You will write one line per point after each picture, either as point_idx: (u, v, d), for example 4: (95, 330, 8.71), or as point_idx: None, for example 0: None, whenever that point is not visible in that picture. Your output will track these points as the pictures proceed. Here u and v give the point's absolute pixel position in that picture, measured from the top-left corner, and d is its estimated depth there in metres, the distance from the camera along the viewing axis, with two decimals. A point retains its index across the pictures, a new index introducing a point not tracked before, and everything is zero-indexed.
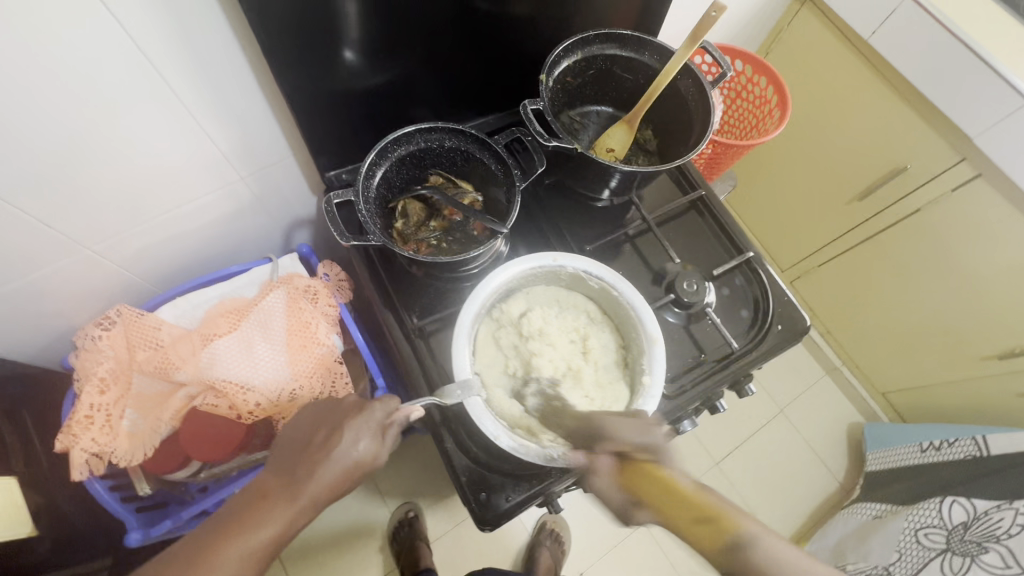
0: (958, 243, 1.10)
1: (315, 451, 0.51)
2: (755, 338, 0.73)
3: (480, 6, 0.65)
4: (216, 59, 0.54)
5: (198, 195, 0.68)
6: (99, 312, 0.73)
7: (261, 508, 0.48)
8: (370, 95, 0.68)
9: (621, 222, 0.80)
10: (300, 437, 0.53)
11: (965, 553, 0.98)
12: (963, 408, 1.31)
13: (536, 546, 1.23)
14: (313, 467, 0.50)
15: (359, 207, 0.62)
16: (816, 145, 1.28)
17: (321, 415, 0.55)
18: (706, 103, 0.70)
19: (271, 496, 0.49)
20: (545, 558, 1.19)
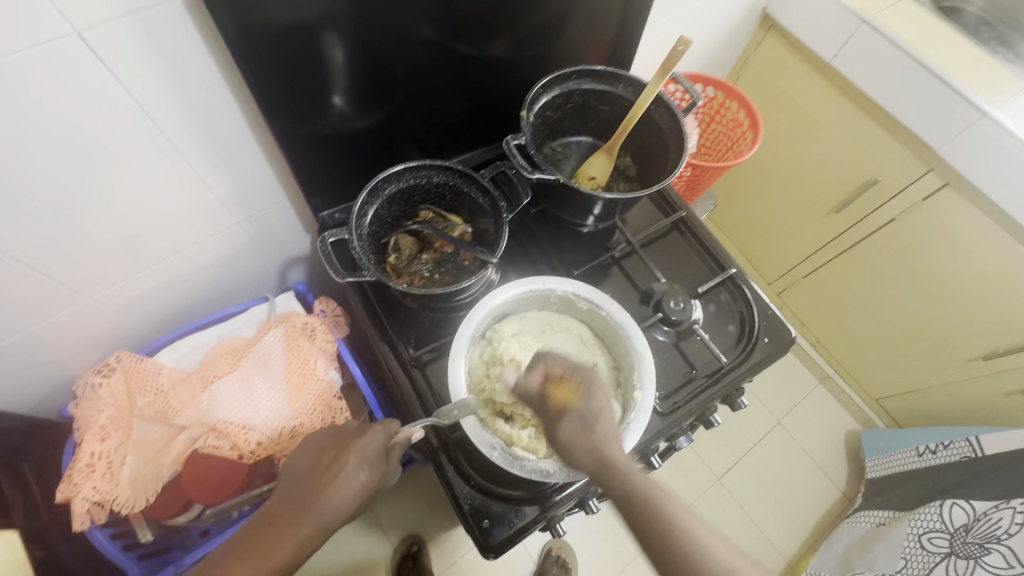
0: (933, 250, 1.14)
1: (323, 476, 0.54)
2: (744, 352, 0.75)
3: (461, 50, 0.69)
4: (215, 112, 0.57)
5: (196, 240, 0.70)
6: (98, 360, 0.73)
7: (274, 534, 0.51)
8: (360, 136, 0.72)
9: (607, 246, 0.83)
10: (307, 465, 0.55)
11: (969, 556, 0.97)
12: (955, 410, 1.33)
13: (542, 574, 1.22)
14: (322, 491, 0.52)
15: (353, 245, 0.64)
16: (790, 162, 1.33)
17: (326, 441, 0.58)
18: (680, 130, 0.74)
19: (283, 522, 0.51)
20: None
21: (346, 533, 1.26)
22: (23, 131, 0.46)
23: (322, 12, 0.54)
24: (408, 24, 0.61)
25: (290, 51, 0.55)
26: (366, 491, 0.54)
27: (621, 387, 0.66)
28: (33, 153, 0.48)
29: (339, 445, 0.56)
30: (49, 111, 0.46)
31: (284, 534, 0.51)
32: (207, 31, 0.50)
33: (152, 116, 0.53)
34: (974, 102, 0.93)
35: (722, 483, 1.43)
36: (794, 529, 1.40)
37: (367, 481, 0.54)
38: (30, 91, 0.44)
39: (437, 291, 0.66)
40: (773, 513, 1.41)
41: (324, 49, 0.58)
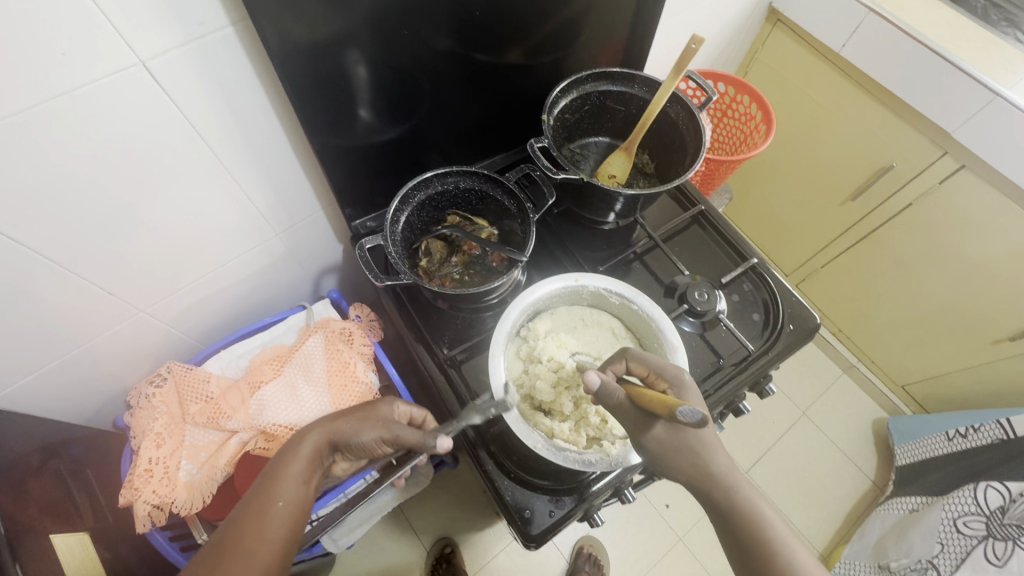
0: (952, 233, 1.14)
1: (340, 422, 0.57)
2: (769, 340, 0.77)
3: (481, 59, 0.72)
4: (258, 132, 0.61)
5: (239, 253, 0.73)
6: (148, 372, 0.77)
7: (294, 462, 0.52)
8: (388, 147, 0.75)
9: (629, 242, 0.85)
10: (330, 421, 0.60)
11: (1007, 537, 0.96)
12: (984, 393, 1.32)
13: (576, 572, 1.23)
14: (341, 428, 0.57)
15: (389, 251, 0.67)
16: (803, 154, 1.34)
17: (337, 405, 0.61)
18: (696, 126, 0.76)
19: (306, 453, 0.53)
20: None
21: (380, 536, 1.29)
22: (92, 158, 0.50)
23: (352, 30, 0.57)
24: (431, 37, 0.64)
25: (325, 68, 0.59)
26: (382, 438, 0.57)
27: None
28: (99, 178, 0.52)
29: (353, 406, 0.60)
30: (115, 139, 0.50)
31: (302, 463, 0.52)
32: (251, 55, 0.53)
33: (203, 139, 0.56)
34: (987, 83, 0.94)
35: (750, 476, 1.43)
36: (825, 520, 1.39)
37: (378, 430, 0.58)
38: (99, 122, 0.48)
39: (469, 291, 0.69)
40: (803, 505, 1.41)
41: (351, 64, 0.61)
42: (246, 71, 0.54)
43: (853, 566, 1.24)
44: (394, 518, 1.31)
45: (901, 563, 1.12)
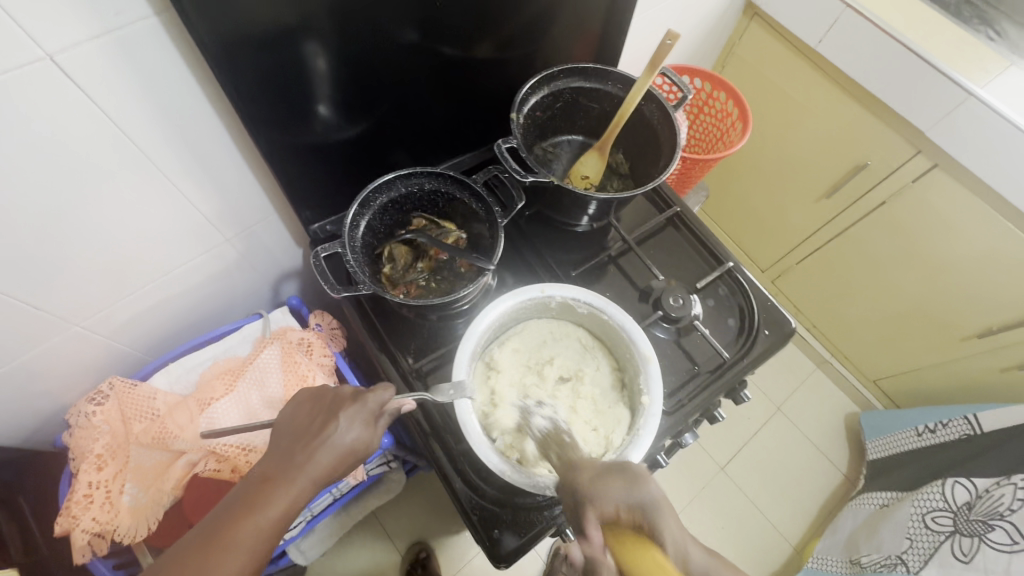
0: (925, 232, 1.15)
1: (311, 442, 0.51)
2: (745, 346, 0.75)
3: (447, 52, 0.68)
4: (196, 128, 0.56)
5: (186, 260, 0.68)
6: (92, 386, 0.72)
7: (259, 497, 0.49)
8: (347, 146, 0.70)
9: (603, 246, 0.83)
10: (299, 424, 0.53)
11: (974, 533, 0.98)
12: (952, 389, 1.34)
13: (552, 574, 1.22)
14: (307, 450, 0.50)
15: (347, 259, 0.63)
16: (779, 151, 1.33)
17: (317, 398, 0.55)
18: (671, 125, 0.73)
19: (273, 484, 0.49)
20: None
21: (352, 543, 1.25)
22: (5, 163, 0.45)
23: (303, 19, 0.53)
24: (391, 30, 0.60)
25: (272, 62, 0.54)
26: (353, 453, 0.52)
27: (627, 387, 0.67)
28: (16, 185, 0.47)
29: (330, 406, 0.53)
30: (30, 141, 0.45)
31: (266, 501, 0.48)
32: (185, 44, 0.48)
33: (132, 138, 0.51)
34: (960, 82, 0.93)
35: (726, 472, 1.44)
36: (798, 515, 1.41)
37: (354, 443, 0.51)
38: (8, 122, 0.43)
39: (434, 301, 0.65)
40: (778, 500, 1.42)
41: (308, 57, 0.56)
42: (176, 59, 0.49)
43: (826, 560, 1.25)
44: (366, 524, 1.27)
45: (872, 559, 1.13)
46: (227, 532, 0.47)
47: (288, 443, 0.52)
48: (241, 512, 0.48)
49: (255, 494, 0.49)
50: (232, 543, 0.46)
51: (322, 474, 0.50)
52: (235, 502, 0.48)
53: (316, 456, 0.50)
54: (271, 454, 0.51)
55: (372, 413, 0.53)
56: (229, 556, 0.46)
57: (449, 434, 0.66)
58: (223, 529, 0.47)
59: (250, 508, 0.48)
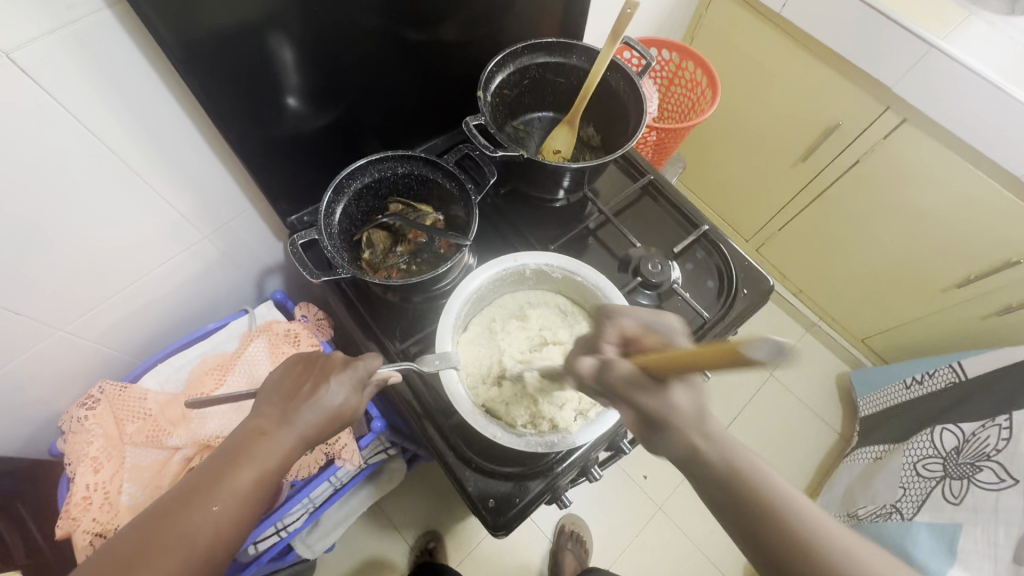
0: (900, 187, 1.16)
1: (302, 400, 0.51)
2: (725, 306, 0.77)
3: (412, 36, 0.68)
4: (163, 122, 0.56)
5: (166, 259, 0.69)
6: (82, 391, 0.72)
7: (252, 448, 0.48)
8: (317, 136, 0.71)
9: (580, 219, 0.84)
10: (287, 387, 0.53)
11: (963, 476, 1.00)
12: (937, 341, 1.37)
13: (559, 550, 1.24)
14: (299, 410, 0.51)
15: (325, 245, 0.63)
16: (752, 118, 1.34)
17: (304, 363, 0.55)
18: (638, 94, 0.74)
19: (265, 436, 0.49)
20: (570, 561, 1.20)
21: (359, 536, 1.27)
22: None
23: (266, 10, 0.53)
24: (356, 17, 0.61)
25: (236, 57, 0.55)
26: (344, 415, 0.53)
27: None
28: None
29: (319, 370, 0.54)
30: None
31: (259, 453, 0.48)
32: (145, 40, 0.49)
33: (97, 134, 0.52)
34: (923, 36, 0.95)
35: None
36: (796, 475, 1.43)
37: (343, 404, 0.53)
38: None
39: (415, 282, 0.66)
40: (775, 463, 1.44)
41: (273, 49, 0.57)
42: (137, 55, 0.49)
43: None
44: (370, 515, 1.28)
45: (868, 510, 1.15)
46: (222, 481, 0.46)
47: (275, 402, 0.52)
48: (234, 462, 0.47)
49: (246, 448, 0.48)
50: (226, 490, 0.45)
51: (312, 432, 0.51)
52: (225, 453, 0.48)
53: (308, 415, 0.51)
54: (259, 412, 0.51)
55: (361, 378, 0.55)
56: (224, 505, 0.45)
57: (439, 411, 0.67)
58: (219, 476, 0.46)
59: (244, 458, 0.47)
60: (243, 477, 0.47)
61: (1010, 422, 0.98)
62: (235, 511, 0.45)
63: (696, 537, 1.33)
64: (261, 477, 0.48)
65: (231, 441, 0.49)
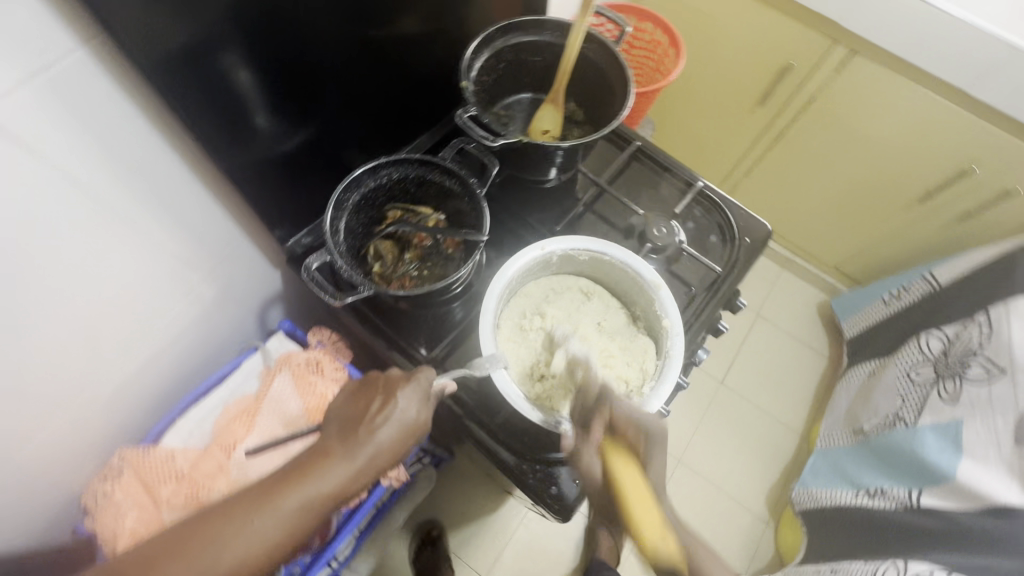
0: (854, 116, 1.22)
1: (369, 420, 0.50)
2: (733, 257, 0.78)
3: (374, 34, 0.65)
4: (137, 158, 0.52)
5: (164, 308, 0.64)
6: (100, 464, 0.68)
7: (313, 468, 0.48)
8: (296, 154, 0.68)
9: (576, 196, 0.83)
10: (355, 409, 0.52)
11: (954, 375, 1.08)
12: (904, 256, 1.45)
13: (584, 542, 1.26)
14: (366, 432, 0.50)
15: (339, 265, 0.61)
16: (705, 71, 1.36)
17: (370, 384, 0.54)
18: (617, 61, 0.73)
19: (328, 456, 0.49)
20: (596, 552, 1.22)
21: (398, 550, 1.25)
22: None
23: (208, 30, 0.49)
24: (308, 20, 0.57)
25: (195, 82, 0.51)
26: (410, 433, 0.51)
27: (642, 320, 0.70)
28: None
29: (383, 390, 0.53)
30: None
31: (318, 474, 0.48)
32: None
33: (72, 182, 0.47)
34: None
35: (726, 384, 1.52)
36: (798, 404, 1.51)
37: (412, 422, 0.51)
38: None
39: (435, 286, 0.65)
40: (777, 397, 1.51)
41: (229, 70, 0.53)
42: (106, 80, 0.46)
43: (832, 437, 1.33)
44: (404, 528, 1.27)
45: (872, 424, 1.22)
46: (272, 500, 0.46)
47: (344, 423, 0.51)
48: (288, 483, 0.47)
49: (302, 469, 0.48)
50: (273, 512, 0.45)
51: (380, 453, 0.50)
52: (285, 471, 0.48)
53: (374, 436, 0.49)
54: (326, 434, 0.51)
55: (427, 394, 0.53)
56: (269, 526, 0.45)
57: (484, 411, 0.66)
58: (269, 498, 0.46)
59: (300, 479, 0.47)
60: (294, 498, 0.47)
61: (989, 318, 1.06)
62: (278, 535, 0.45)
63: (719, 481, 1.39)
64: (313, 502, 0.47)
65: (296, 460, 0.49)
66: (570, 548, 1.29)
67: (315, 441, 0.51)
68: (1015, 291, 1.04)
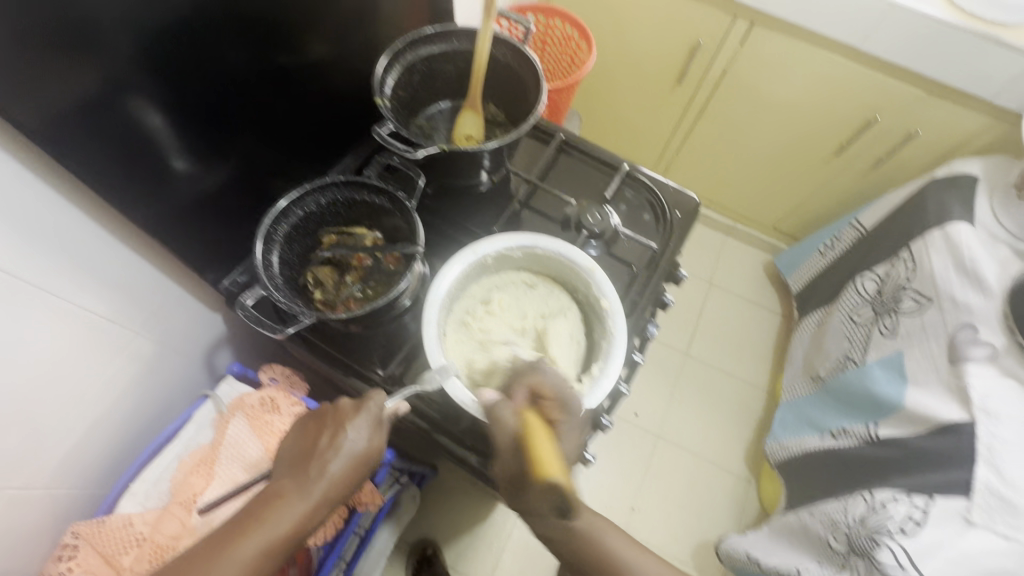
0: (764, 83, 1.29)
1: (319, 455, 0.52)
2: (667, 231, 0.82)
3: (280, 59, 0.65)
4: (42, 219, 0.50)
5: (102, 369, 0.62)
6: (52, 546, 0.64)
7: (268, 511, 0.50)
8: (218, 192, 0.67)
9: (509, 196, 0.84)
10: (307, 445, 0.54)
11: (890, 311, 1.15)
12: (832, 208, 1.54)
13: (571, 556, 1.25)
14: (317, 467, 0.52)
15: (275, 297, 0.60)
16: (622, 61, 1.40)
17: (321, 417, 0.56)
18: (527, 60, 0.75)
19: (282, 498, 0.51)
20: None
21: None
22: None
23: (112, 76, 0.49)
24: (217, 56, 0.57)
25: (99, 135, 0.50)
26: (363, 460, 0.53)
27: (583, 302, 0.72)
28: None
29: (334, 421, 0.54)
30: None
31: (272, 517, 0.50)
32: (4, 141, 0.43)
33: None
34: None
35: (690, 355, 1.57)
36: (760, 363, 1.57)
37: (363, 449, 0.53)
38: None
39: (378, 304, 0.64)
40: (739, 359, 1.57)
41: (136, 116, 0.53)
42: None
43: (794, 389, 1.39)
44: (397, 553, 1.25)
45: (827, 369, 1.29)
46: (230, 549, 0.48)
47: (297, 460, 0.54)
48: (244, 530, 0.49)
49: (256, 514, 0.50)
50: (230, 561, 0.47)
51: (333, 486, 0.52)
52: (241, 517, 0.50)
53: (326, 470, 0.52)
54: (280, 475, 0.53)
55: (378, 418, 0.54)
56: (228, 574, 0.47)
57: (447, 419, 0.67)
58: (226, 547, 0.48)
59: (256, 524, 0.49)
60: (250, 544, 0.48)
61: (911, 254, 1.14)
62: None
63: (697, 449, 1.43)
64: (270, 544, 0.49)
65: (252, 504, 0.51)
66: None
67: (270, 482, 0.53)
68: (929, 225, 1.12)
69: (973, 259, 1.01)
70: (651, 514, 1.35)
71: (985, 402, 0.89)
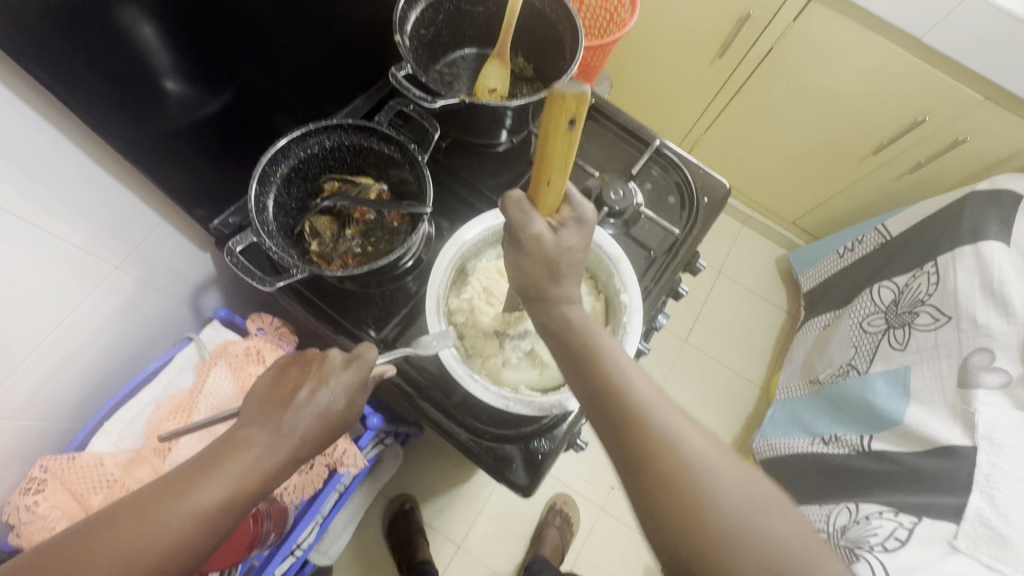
0: (811, 65, 1.20)
1: (293, 406, 0.48)
2: (691, 220, 0.76)
3: None
4: (14, 137, 0.45)
5: (78, 301, 0.58)
6: (20, 476, 0.62)
7: (230, 459, 0.45)
8: (215, 124, 0.62)
9: (529, 159, 0.78)
10: (280, 392, 0.50)
11: (904, 324, 1.11)
12: (859, 208, 1.47)
13: (546, 526, 1.27)
14: (289, 417, 0.48)
15: (268, 247, 0.55)
16: (664, 26, 1.30)
17: (298, 364, 0.52)
18: (567, 11, 0.68)
19: (248, 446, 0.46)
20: (553, 537, 1.23)
21: (369, 528, 1.25)
22: None
23: None
24: None
25: (92, 42, 0.46)
26: (335, 416, 0.50)
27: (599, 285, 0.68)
28: None
29: (313, 374, 0.50)
30: None
31: (232, 469, 0.45)
32: None
33: None
34: None
35: (689, 342, 1.54)
36: (759, 358, 1.54)
37: (340, 406, 0.50)
38: None
39: (377, 264, 0.60)
40: (738, 353, 1.54)
41: (126, 21, 0.48)
42: None
43: (790, 388, 1.37)
44: (375, 506, 1.26)
45: (827, 373, 1.26)
46: (185, 497, 0.43)
47: (267, 404, 0.49)
48: (202, 479, 0.44)
49: (218, 461, 0.45)
50: (185, 512, 0.42)
51: (303, 442, 0.48)
52: (199, 463, 0.45)
53: (301, 423, 0.48)
54: (248, 419, 0.48)
55: (358, 380, 0.51)
56: (179, 526, 0.42)
57: (438, 390, 0.64)
58: (181, 496, 0.43)
59: (215, 473, 0.44)
60: (210, 493, 0.44)
61: (937, 267, 1.09)
62: (191, 534, 0.42)
63: None
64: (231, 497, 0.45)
65: (213, 449, 0.46)
66: (541, 511, 1.31)
67: (234, 428, 0.48)
68: (961, 241, 1.07)
69: (1003, 281, 0.96)
70: (629, 494, 1.35)
71: (990, 432, 0.86)
